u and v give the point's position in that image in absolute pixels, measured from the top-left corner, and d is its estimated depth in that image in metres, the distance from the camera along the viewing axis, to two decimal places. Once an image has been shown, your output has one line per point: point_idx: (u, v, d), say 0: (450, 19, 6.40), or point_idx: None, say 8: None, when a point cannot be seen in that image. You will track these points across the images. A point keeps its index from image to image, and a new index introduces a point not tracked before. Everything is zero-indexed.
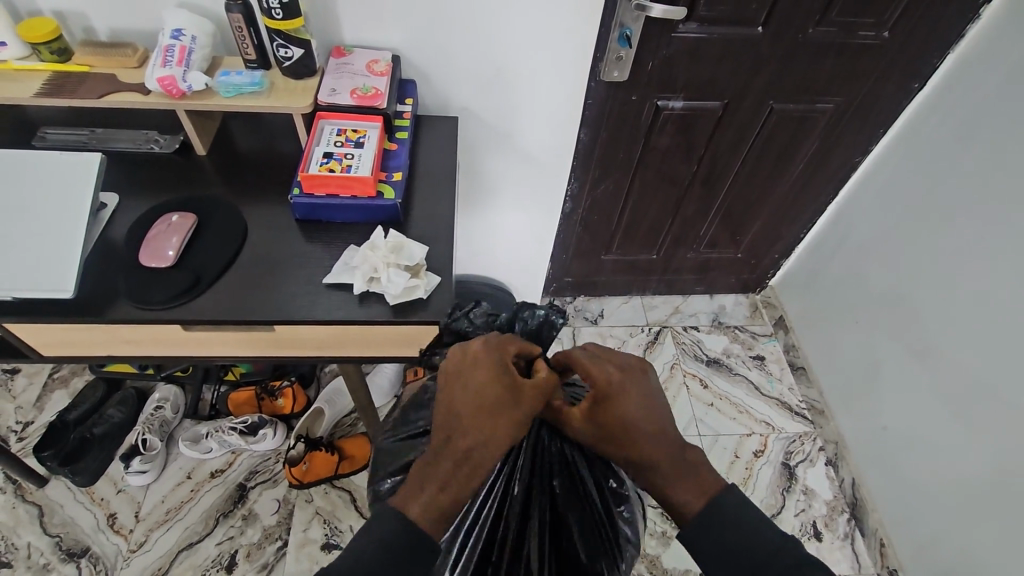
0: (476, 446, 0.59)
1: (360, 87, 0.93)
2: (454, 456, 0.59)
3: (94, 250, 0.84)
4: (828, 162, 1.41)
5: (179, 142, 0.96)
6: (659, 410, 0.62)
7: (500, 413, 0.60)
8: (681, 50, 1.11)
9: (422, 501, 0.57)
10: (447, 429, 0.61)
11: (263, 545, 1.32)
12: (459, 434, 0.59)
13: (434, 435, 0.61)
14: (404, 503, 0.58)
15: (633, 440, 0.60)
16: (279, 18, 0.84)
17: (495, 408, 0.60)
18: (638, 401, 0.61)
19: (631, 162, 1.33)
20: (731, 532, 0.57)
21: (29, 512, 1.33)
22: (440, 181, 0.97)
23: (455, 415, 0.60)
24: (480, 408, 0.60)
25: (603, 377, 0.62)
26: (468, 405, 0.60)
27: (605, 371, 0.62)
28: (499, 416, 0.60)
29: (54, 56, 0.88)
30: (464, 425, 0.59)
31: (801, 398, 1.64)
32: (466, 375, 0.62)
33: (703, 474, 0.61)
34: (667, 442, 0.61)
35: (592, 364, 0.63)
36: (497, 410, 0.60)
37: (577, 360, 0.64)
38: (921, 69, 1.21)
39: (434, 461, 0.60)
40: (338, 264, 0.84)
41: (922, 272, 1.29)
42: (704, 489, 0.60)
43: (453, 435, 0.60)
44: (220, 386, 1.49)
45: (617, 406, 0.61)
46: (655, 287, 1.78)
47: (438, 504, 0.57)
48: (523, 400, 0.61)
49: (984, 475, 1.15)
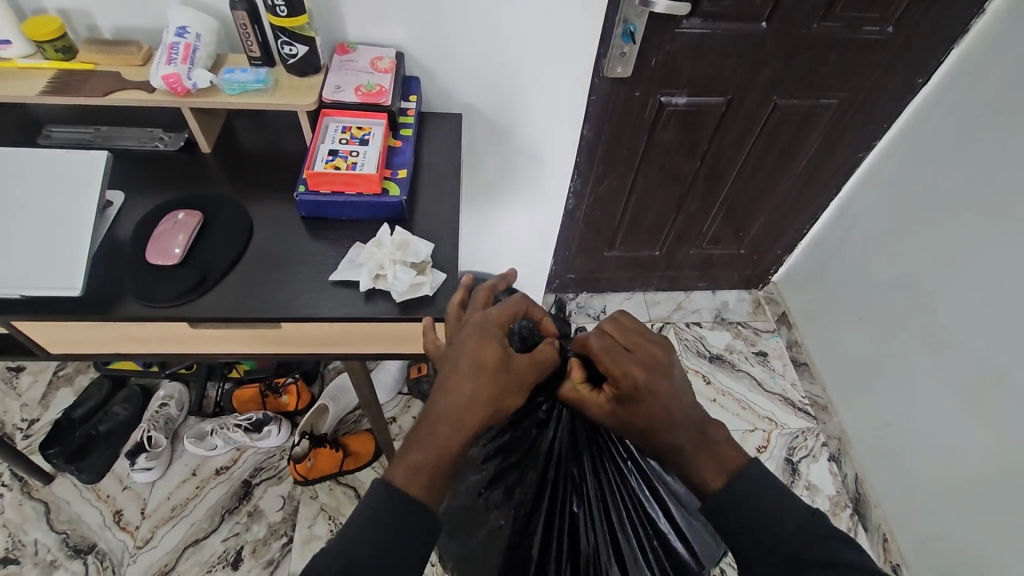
0: (464, 407, 0.57)
1: (365, 83, 0.93)
2: (442, 418, 0.57)
3: (100, 248, 0.84)
4: (831, 158, 1.41)
5: (184, 140, 0.96)
6: (685, 398, 0.59)
7: (492, 376, 0.59)
8: (685, 46, 1.10)
9: (408, 465, 0.55)
10: (437, 392, 0.59)
11: (269, 541, 1.32)
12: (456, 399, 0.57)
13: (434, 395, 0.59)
14: (389, 471, 0.55)
15: (654, 432, 0.58)
16: (283, 15, 0.84)
17: (488, 369, 0.59)
18: (666, 394, 0.58)
19: (634, 159, 1.33)
20: (753, 505, 0.55)
21: (36, 509, 1.34)
22: (446, 177, 0.97)
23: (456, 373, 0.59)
24: (476, 368, 0.59)
25: (624, 375, 0.59)
26: (462, 365, 0.59)
27: (629, 367, 0.59)
28: (493, 377, 0.59)
29: (59, 54, 0.88)
30: (456, 386, 0.58)
31: (804, 394, 1.64)
32: (460, 339, 0.62)
33: (721, 450, 0.58)
34: (691, 425, 0.58)
35: (617, 359, 0.60)
36: (492, 372, 0.59)
37: (594, 352, 0.62)
38: (926, 64, 1.21)
39: (423, 425, 0.58)
40: (344, 261, 0.85)
41: (926, 267, 1.28)
42: (725, 464, 0.57)
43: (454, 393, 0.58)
44: (224, 383, 1.49)
45: (644, 403, 0.58)
46: (658, 284, 1.78)
47: (424, 468, 0.54)
48: (517, 366, 0.61)
49: (989, 471, 1.14)
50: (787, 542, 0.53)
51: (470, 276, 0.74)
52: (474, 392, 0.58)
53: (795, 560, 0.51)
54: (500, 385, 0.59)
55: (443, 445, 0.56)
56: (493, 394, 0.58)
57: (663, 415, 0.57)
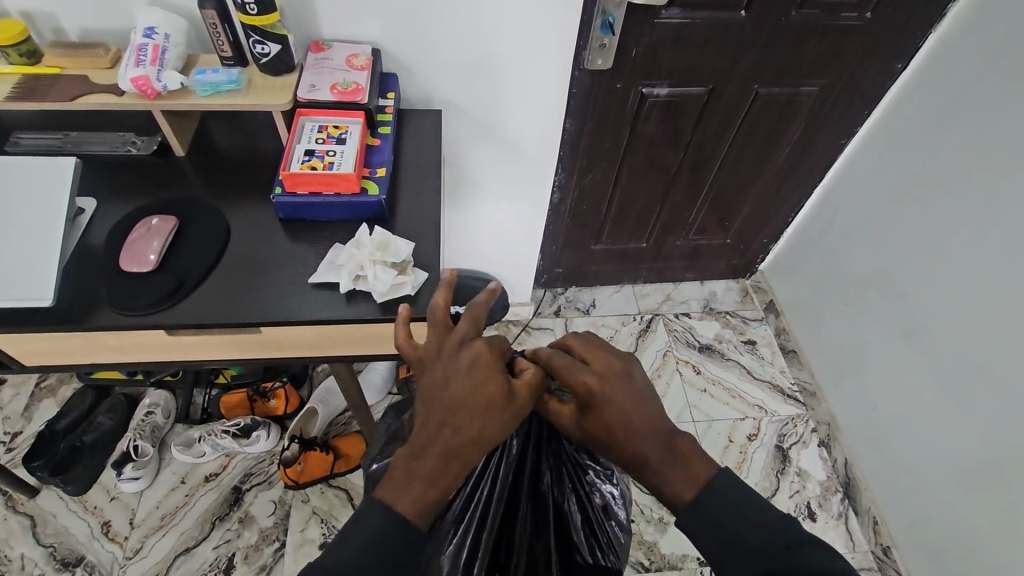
0: (471, 443, 0.54)
1: (341, 81, 0.92)
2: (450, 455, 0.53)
3: (72, 257, 0.82)
4: (814, 146, 1.41)
5: (157, 144, 0.94)
6: (643, 401, 0.59)
7: (498, 410, 0.56)
8: (665, 36, 1.10)
9: (414, 497, 0.52)
10: (435, 430, 0.54)
11: (261, 546, 1.31)
12: (457, 436, 0.54)
13: (436, 423, 0.54)
14: (393, 498, 0.52)
15: (616, 438, 0.58)
16: (254, 13, 0.82)
17: (494, 405, 0.55)
18: (621, 401, 0.58)
19: (618, 150, 1.33)
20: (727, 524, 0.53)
21: (21, 523, 1.32)
22: (426, 175, 0.96)
23: (463, 407, 0.54)
24: (485, 405, 0.55)
25: (601, 370, 0.60)
26: (470, 401, 0.55)
27: (581, 377, 0.60)
28: (501, 413, 0.56)
29: (23, 58, 0.86)
30: (465, 421, 0.54)
31: (792, 380, 1.65)
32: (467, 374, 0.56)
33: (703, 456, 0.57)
34: (653, 432, 0.57)
35: (591, 352, 0.62)
36: (497, 409, 0.55)
37: (555, 368, 0.61)
38: (905, 48, 1.21)
39: (424, 455, 0.53)
40: (324, 263, 0.83)
41: (909, 252, 1.29)
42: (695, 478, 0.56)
43: (460, 431, 0.54)
44: (211, 389, 1.47)
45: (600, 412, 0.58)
46: (646, 276, 1.78)
47: (428, 500, 0.52)
48: (522, 399, 0.58)
49: (976, 452, 1.15)
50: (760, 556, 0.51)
51: (454, 270, 0.67)
52: (480, 428, 0.54)
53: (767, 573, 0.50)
54: (503, 422, 0.56)
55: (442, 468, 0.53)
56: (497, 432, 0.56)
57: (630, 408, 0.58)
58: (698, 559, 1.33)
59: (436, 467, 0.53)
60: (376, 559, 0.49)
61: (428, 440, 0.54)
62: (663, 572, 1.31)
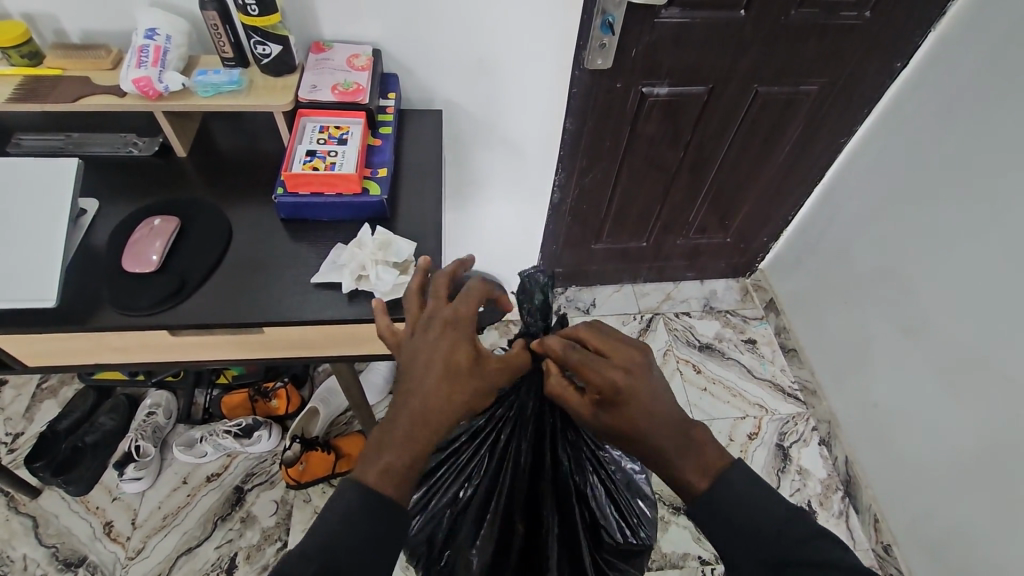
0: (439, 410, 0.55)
1: (341, 82, 0.92)
2: (414, 423, 0.54)
3: (74, 258, 0.82)
4: (814, 145, 1.41)
5: (158, 145, 0.95)
6: (663, 394, 0.58)
7: (464, 381, 0.56)
8: (665, 35, 1.10)
9: (384, 465, 0.52)
10: (401, 401, 0.55)
11: (263, 546, 1.31)
12: (425, 403, 0.54)
13: (405, 392, 0.55)
14: (362, 471, 0.52)
15: (642, 436, 0.57)
16: (255, 14, 0.82)
17: (461, 372, 0.56)
18: (644, 395, 0.57)
19: (618, 150, 1.33)
20: (742, 513, 0.54)
21: (23, 523, 1.32)
22: (427, 175, 0.96)
23: (430, 375, 0.55)
24: (450, 371, 0.55)
25: (626, 361, 0.58)
26: (432, 370, 0.55)
27: (606, 372, 0.57)
28: (468, 380, 0.56)
29: (25, 60, 0.86)
30: (432, 387, 0.55)
31: (793, 378, 1.65)
32: (433, 343, 0.56)
33: (705, 453, 0.57)
34: (673, 423, 0.57)
35: (612, 344, 0.60)
36: (465, 377, 0.56)
37: (574, 366, 0.58)
38: (905, 47, 1.21)
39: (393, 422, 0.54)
40: (325, 263, 0.83)
41: (908, 250, 1.29)
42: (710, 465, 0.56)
43: (426, 398, 0.54)
44: (212, 389, 1.47)
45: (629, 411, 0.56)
46: (646, 275, 1.78)
47: (397, 472, 0.52)
48: (491, 369, 0.58)
49: (976, 450, 1.16)
50: (774, 544, 0.52)
51: (428, 258, 0.67)
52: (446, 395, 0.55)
53: (781, 562, 0.51)
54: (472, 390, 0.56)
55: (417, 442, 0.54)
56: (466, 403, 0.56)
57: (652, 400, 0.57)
58: (699, 558, 1.34)
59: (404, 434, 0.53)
60: (350, 534, 0.49)
61: (396, 408, 0.55)
62: (664, 570, 1.31)
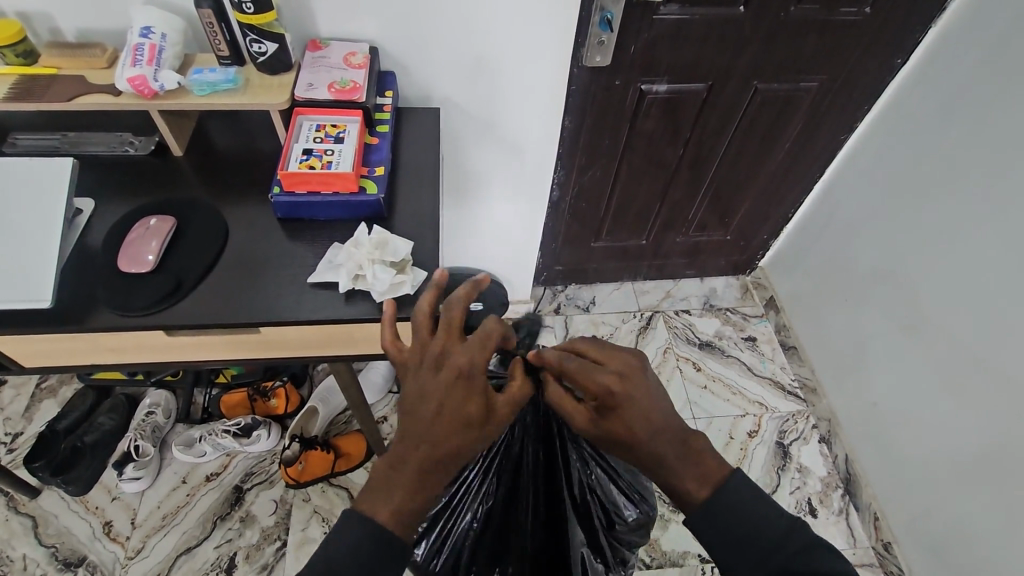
0: (443, 463, 0.52)
1: (338, 80, 0.91)
2: (415, 470, 0.51)
3: (70, 258, 0.82)
4: (814, 141, 1.40)
5: (155, 144, 0.94)
6: (662, 400, 0.57)
7: (471, 430, 0.52)
8: (664, 33, 1.10)
9: (390, 511, 0.51)
10: (404, 446, 0.52)
11: (262, 546, 1.31)
12: (430, 453, 0.51)
13: (408, 437, 0.52)
14: (371, 511, 0.52)
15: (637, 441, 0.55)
16: (250, 12, 0.82)
17: (469, 424, 0.52)
18: (643, 401, 0.56)
19: (617, 147, 1.32)
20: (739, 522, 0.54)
21: (22, 523, 1.32)
22: (424, 174, 0.96)
23: (435, 423, 0.51)
24: (456, 421, 0.52)
25: (623, 364, 0.57)
26: (438, 413, 0.52)
27: (603, 378, 0.56)
28: (475, 430, 0.53)
29: (19, 59, 0.86)
30: (436, 438, 0.51)
31: (793, 376, 1.65)
32: (434, 379, 0.53)
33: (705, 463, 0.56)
34: (671, 429, 0.56)
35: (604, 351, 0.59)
36: (472, 425, 0.52)
37: (570, 374, 0.58)
38: (905, 43, 1.20)
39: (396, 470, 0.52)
40: (322, 262, 0.83)
41: (908, 247, 1.29)
42: (707, 476, 0.56)
43: (430, 449, 0.51)
44: (211, 389, 1.48)
45: (623, 414, 0.55)
46: (646, 272, 1.78)
47: (405, 517, 0.51)
48: (500, 415, 0.54)
49: (975, 447, 1.15)
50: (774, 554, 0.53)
51: (445, 270, 0.62)
52: (454, 446, 0.52)
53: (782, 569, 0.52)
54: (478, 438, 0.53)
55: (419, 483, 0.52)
56: (475, 445, 0.53)
57: (648, 406, 0.55)
58: (699, 556, 1.33)
59: (408, 485, 0.51)
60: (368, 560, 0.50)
61: (401, 455, 0.52)
62: (664, 568, 1.31)
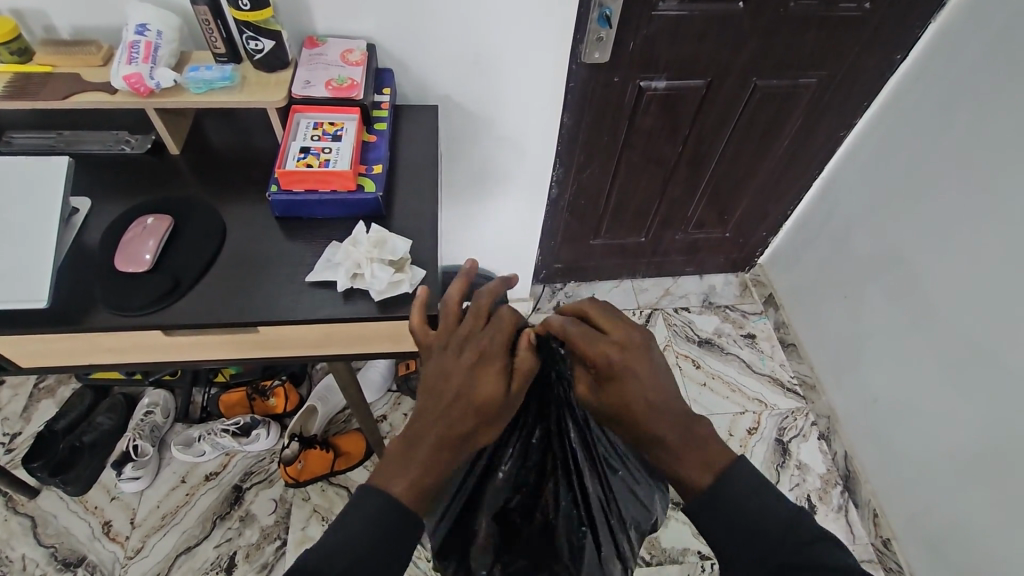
0: (462, 437, 0.56)
1: (335, 77, 0.91)
2: (436, 443, 0.55)
3: (67, 257, 0.81)
4: (813, 137, 1.40)
5: (151, 142, 0.94)
6: (659, 379, 0.59)
7: (489, 409, 0.57)
8: (663, 29, 1.09)
9: (410, 480, 0.53)
10: (429, 419, 0.56)
11: (262, 545, 1.31)
12: (452, 427, 0.56)
13: (433, 415, 0.56)
14: (387, 481, 0.53)
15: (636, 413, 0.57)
16: (246, 9, 0.81)
17: (489, 403, 0.57)
18: (641, 375, 0.58)
19: (616, 145, 1.32)
20: (742, 513, 0.53)
21: (22, 523, 1.32)
22: (422, 172, 0.95)
23: (457, 401, 0.56)
24: (478, 402, 0.56)
25: (624, 338, 0.60)
26: (457, 392, 0.56)
27: (602, 347, 0.59)
28: (492, 411, 0.57)
29: (14, 57, 0.85)
30: (459, 414, 0.56)
31: (793, 373, 1.65)
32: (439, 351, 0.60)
33: (709, 447, 0.56)
34: (667, 408, 0.57)
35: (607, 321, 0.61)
36: (490, 407, 0.57)
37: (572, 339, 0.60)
38: (904, 38, 1.20)
39: (418, 441, 0.55)
40: (320, 260, 0.83)
41: (908, 243, 1.29)
42: (711, 462, 0.56)
43: (452, 421, 0.56)
44: (210, 388, 1.47)
45: (620, 381, 0.58)
46: (645, 270, 1.77)
47: (423, 485, 0.54)
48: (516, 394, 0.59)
49: (974, 443, 1.15)
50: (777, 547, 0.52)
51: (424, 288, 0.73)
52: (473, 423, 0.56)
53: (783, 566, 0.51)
54: (496, 417, 0.58)
55: (438, 454, 0.55)
56: (484, 424, 0.57)
57: (642, 382, 0.58)
58: (699, 553, 1.33)
59: (431, 454, 0.55)
60: (380, 531, 0.51)
61: (426, 430, 0.56)
62: (665, 566, 1.31)
